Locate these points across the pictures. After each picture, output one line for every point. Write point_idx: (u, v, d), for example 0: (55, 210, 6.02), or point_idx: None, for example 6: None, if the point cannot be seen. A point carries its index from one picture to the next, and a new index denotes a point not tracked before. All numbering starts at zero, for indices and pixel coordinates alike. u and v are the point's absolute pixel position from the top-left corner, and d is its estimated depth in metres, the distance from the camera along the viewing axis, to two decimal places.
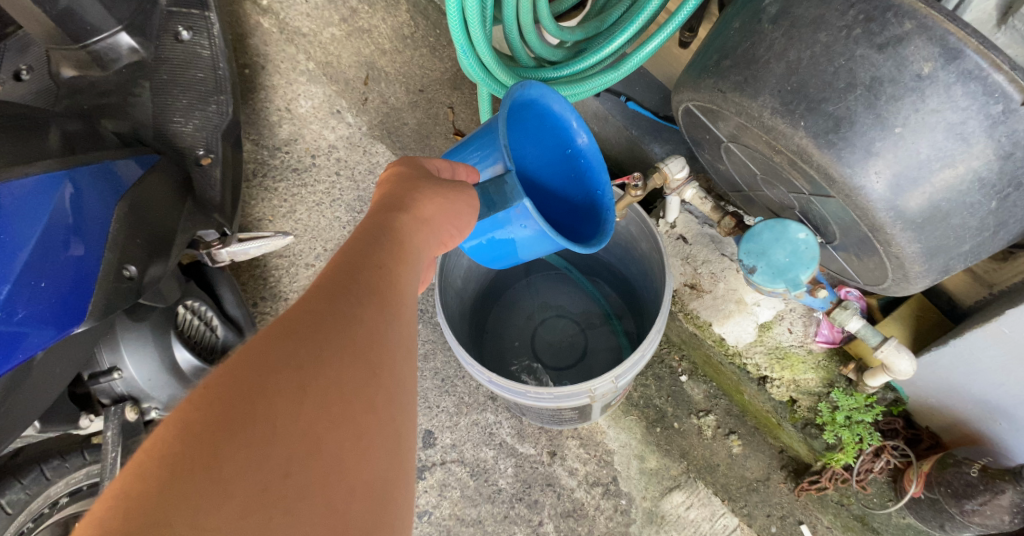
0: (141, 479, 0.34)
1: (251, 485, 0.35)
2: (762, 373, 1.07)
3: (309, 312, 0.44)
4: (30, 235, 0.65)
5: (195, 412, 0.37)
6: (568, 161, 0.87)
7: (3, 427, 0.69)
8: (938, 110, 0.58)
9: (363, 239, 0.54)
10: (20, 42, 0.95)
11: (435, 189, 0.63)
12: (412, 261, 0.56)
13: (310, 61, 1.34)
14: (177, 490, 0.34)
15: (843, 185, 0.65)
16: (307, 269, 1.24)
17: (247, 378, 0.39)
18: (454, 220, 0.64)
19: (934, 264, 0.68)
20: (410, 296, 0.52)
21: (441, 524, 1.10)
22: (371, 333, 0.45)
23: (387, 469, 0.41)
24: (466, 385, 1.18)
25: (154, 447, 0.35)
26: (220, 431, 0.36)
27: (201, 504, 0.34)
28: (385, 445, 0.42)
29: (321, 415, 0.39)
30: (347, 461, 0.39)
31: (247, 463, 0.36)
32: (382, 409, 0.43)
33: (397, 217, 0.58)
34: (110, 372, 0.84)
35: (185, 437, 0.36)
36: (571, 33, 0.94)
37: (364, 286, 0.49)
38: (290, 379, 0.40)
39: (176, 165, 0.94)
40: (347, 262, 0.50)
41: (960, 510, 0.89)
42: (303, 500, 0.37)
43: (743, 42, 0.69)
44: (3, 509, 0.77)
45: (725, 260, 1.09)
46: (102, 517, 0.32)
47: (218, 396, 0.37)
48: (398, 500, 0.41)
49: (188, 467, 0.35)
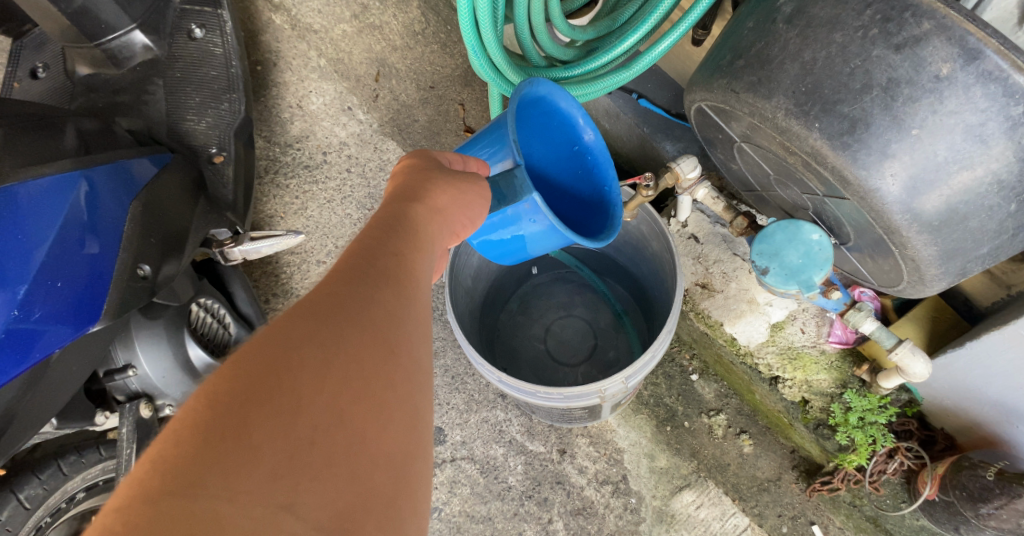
0: (174, 444, 0.34)
1: (280, 452, 0.35)
2: (774, 373, 1.07)
3: (328, 295, 0.44)
4: (44, 235, 0.65)
5: (223, 384, 0.37)
6: (574, 159, 0.87)
7: (22, 425, 0.69)
8: (956, 112, 0.57)
9: (379, 227, 0.54)
10: (36, 40, 1.01)
11: (449, 180, 0.64)
12: (426, 250, 0.56)
13: (321, 58, 1.31)
14: (209, 454, 0.34)
15: (858, 188, 0.64)
16: (319, 265, 1.26)
17: (273, 355, 0.39)
18: (466, 210, 0.64)
19: (950, 267, 0.68)
20: (423, 282, 0.53)
21: (450, 521, 1.10)
22: (389, 314, 0.46)
23: (408, 443, 0.41)
24: (476, 382, 1.18)
25: (185, 417, 0.35)
26: (248, 401, 0.36)
27: (233, 468, 0.34)
28: (404, 420, 0.41)
29: (343, 389, 0.39)
30: (370, 433, 0.39)
31: (275, 432, 0.36)
32: (402, 386, 0.43)
33: (412, 207, 0.58)
34: (125, 369, 0.84)
35: (216, 406, 0.36)
36: (582, 31, 0.94)
37: (382, 271, 0.49)
38: (313, 354, 0.40)
39: (189, 163, 0.94)
40: (364, 249, 0.51)
41: (975, 514, 0.89)
42: (328, 467, 0.36)
43: (758, 42, 0.69)
44: (21, 504, 0.78)
45: (738, 260, 1.09)
46: (142, 478, 0.33)
47: (245, 369, 0.38)
48: (420, 475, 0.41)
49: (218, 434, 0.35)
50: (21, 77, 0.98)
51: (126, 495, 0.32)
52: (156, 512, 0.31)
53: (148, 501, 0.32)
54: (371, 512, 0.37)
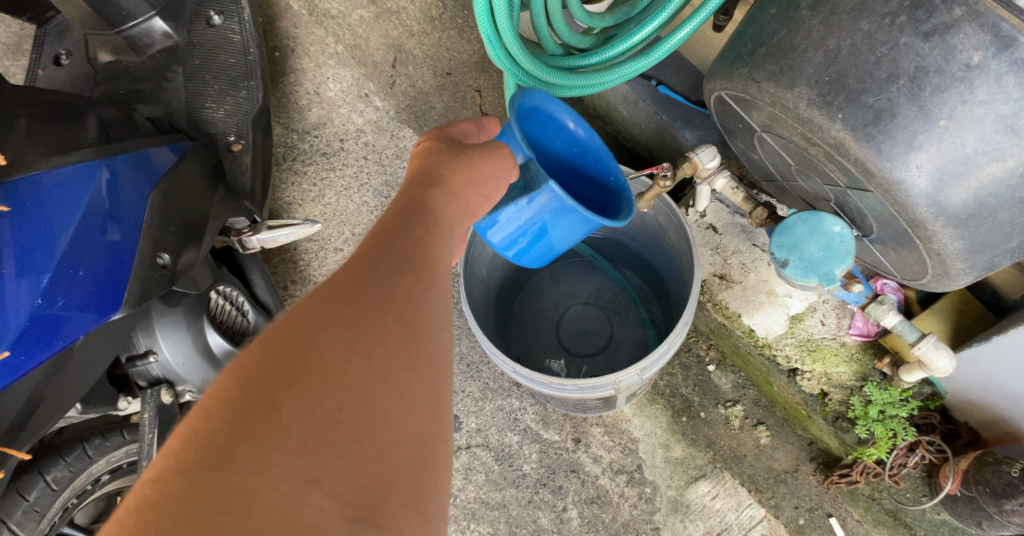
0: (205, 421, 0.34)
1: (307, 429, 0.35)
2: (792, 365, 1.06)
3: (351, 278, 0.45)
4: (68, 224, 0.66)
5: (252, 363, 0.37)
6: (572, 157, 0.87)
7: (47, 411, 0.70)
8: (987, 102, 0.56)
9: (399, 213, 0.54)
10: (59, 28, 1.03)
11: (463, 160, 0.63)
12: (447, 236, 0.56)
13: (338, 44, 1.33)
14: (238, 430, 0.34)
15: (882, 180, 0.63)
16: (336, 253, 1.26)
17: (298, 335, 0.39)
18: (483, 189, 0.63)
19: (978, 261, 0.66)
20: (444, 267, 0.53)
21: (465, 507, 1.12)
22: (410, 297, 0.46)
23: (430, 423, 0.41)
24: (491, 371, 1.19)
25: (214, 394, 0.36)
26: (275, 380, 0.37)
27: (262, 444, 0.34)
28: (427, 401, 0.41)
29: (368, 369, 0.39)
30: (394, 412, 0.39)
31: (303, 409, 0.36)
32: (424, 368, 0.43)
33: (430, 192, 0.59)
34: (147, 355, 0.86)
35: (244, 384, 0.36)
36: (601, 19, 0.92)
37: (403, 256, 0.49)
38: (337, 335, 0.40)
39: (209, 151, 0.95)
40: (385, 234, 0.51)
41: (998, 510, 0.88)
42: (353, 445, 0.36)
43: (780, 29, 0.67)
44: (49, 486, 0.79)
45: (757, 250, 1.07)
46: (176, 452, 0.33)
47: (272, 348, 0.38)
48: (441, 455, 0.41)
49: (247, 411, 0.35)
50: (45, 64, 1.01)
51: (160, 468, 0.33)
52: (190, 485, 0.32)
53: (182, 474, 0.32)
54: (395, 490, 0.37)
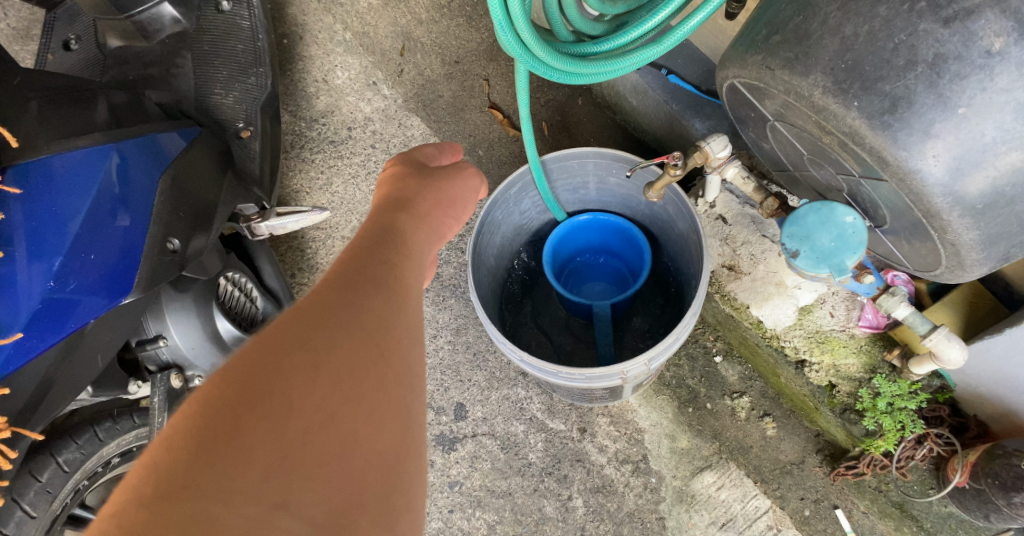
0: (167, 450, 0.34)
1: (272, 452, 0.35)
2: (800, 357, 1.05)
3: (318, 301, 0.45)
4: (79, 207, 0.66)
5: (215, 390, 0.37)
6: (624, 235, 1.19)
7: (57, 394, 0.70)
8: (1007, 89, 0.55)
9: (368, 239, 0.55)
10: (68, 13, 1.02)
11: (430, 187, 0.66)
12: (416, 257, 0.57)
13: (346, 32, 1.33)
14: (202, 457, 0.34)
15: (897, 168, 0.62)
16: (344, 242, 1.26)
17: (263, 359, 0.39)
18: (450, 211, 0.67)
19: (993, 252, 0.66)
20: (415, 287, 0.53)
21: (471, 494, 1.12)
22: (379, 318, 0.46)
23: (400, 441, 0.41)
24: (498, 360, 1.19)
25: (177, 425, 0.35)
26: (239, 405, 0.36)
27: (226, 470, 0.34)
28: (397, 420, 0.42)
29: (334, 390, 0.39)
30: (362, 432, 0.39)
31: (268, 433, 0.36)
32: (393, 388, 0.43)
33: (398, 216, 0.60)
34: (156, 340, 0.85)
35: (208, 410, 0.36)
36: (613, 6, 0.91)
37: (371, 277, 0.49)
38: (303, 358, 0.40)
39: (218, 137, 0.95)
40: (355, 257, 0.51)
41: (1007, 503, 0.87)
42: (321, 465, 0.36)
43: (796, 16, 0.66)
44: (61, 467, 0.80)
45: (767, 241, 1.06)
46: (137, 484, 0.33)
47: (236, 375, 0.38)
48: (412, 472, 0.41)
49: (210, 437, 0.35)
50: (54, 49, 1.01)
51: (121, 500, 0.32)
52: (151, 515, 0.31)
53: (143, 504, 0.31)
54: (365, 509, 0.37)
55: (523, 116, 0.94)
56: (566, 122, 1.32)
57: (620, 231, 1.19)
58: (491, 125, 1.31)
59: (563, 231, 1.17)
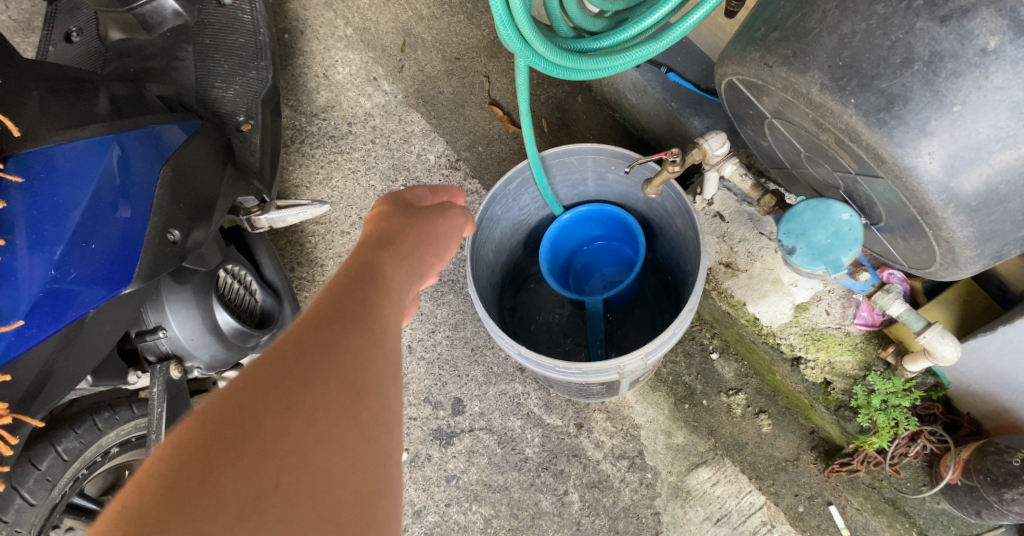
0: (138, 495, 0.34)
1: (243, 494, 0.35)
2: (796, 353, 1.06)
3: (295, 342, 0.45)
4: (79, 198, 0.66)
5: (188, 433, 0.37)
6: (625, 228, 1.19)
7: (58, 382, 0.71)
8: (1003, 87, 0.55)
9: (349, 277, 0.55)
10: (70, 6, 1.03)
11: (414, 223, 0.67)
12: (398, 295, 0.57)
13: (347, 27, 1.34)
14: (172, 503, 0.34)
15: (893, 165, 0.62)
16: (342, 236, 1.26)
17: (237, 401, 0.39)
18: (434, 246, 0.67)
19: (987, 249, 0.66)
20: (394, 325, 0.53)
21: (468, 488, 1.13)
22: (356, 356, 0.46)
23: (375, 480, 0.41)
24: (495, 355, 1.19)
25: (149, 470, 0.35)
26: (211, 448, 0.36)
27: (197, 514, 0.34)
28: (373, 458, 0.42)
29: (309, 430, 0.39)
30: (336, 471, 0.39)
31: (241, 475, 0.36)
32: (370, 426, 0.43)
33: (381, 254, 0.60)
34: (156, 330, 0.86)
35: (180, 455, 0.36)
36: (614, 3, 0.93)
37: (350, 315, 0.49)
38: (276, 399, 0.40)
39: (218, 130, 0.95)
40: (336, 295, 0.51)
41: (998, 499, 0.88)
42: (293, 507, 0.36)
43: (794, 14, 0.67)
44: (60, 456, 0.81)
45: (764, 239, 1.07)
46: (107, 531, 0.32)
47: (209, 417, 0.38)
48: (387, 510, 0.41)
49: (181, 482, 0.35)
50: (55, 41, 1.01)
51: None
52: None
53: None
54: None
55: (523, 112, 0.94)
56: (566, 120, 1.32)
57: (620, 224, 1.19)
58: (491, 122, 1.31)
59: (561, 227, 1.18)
